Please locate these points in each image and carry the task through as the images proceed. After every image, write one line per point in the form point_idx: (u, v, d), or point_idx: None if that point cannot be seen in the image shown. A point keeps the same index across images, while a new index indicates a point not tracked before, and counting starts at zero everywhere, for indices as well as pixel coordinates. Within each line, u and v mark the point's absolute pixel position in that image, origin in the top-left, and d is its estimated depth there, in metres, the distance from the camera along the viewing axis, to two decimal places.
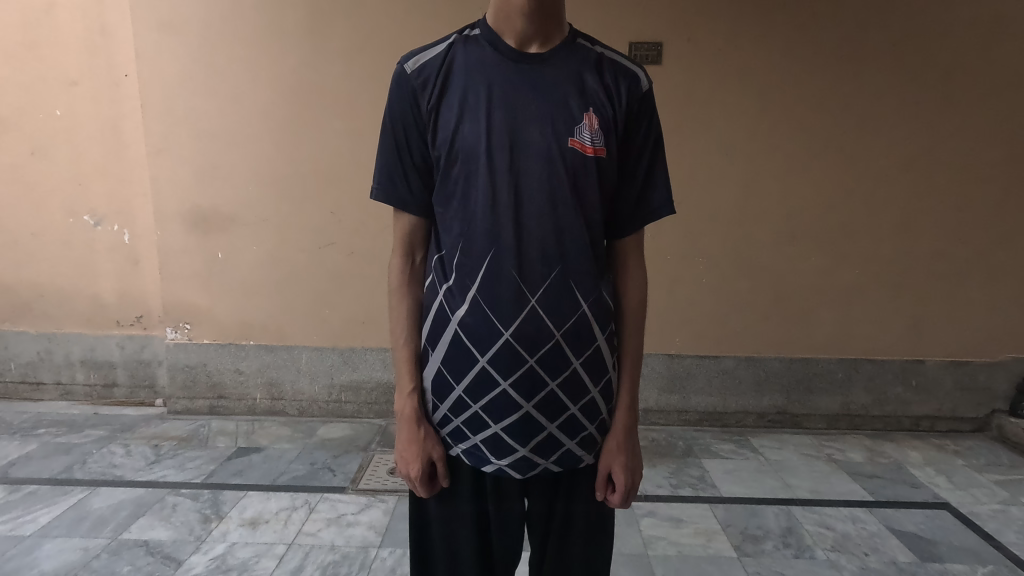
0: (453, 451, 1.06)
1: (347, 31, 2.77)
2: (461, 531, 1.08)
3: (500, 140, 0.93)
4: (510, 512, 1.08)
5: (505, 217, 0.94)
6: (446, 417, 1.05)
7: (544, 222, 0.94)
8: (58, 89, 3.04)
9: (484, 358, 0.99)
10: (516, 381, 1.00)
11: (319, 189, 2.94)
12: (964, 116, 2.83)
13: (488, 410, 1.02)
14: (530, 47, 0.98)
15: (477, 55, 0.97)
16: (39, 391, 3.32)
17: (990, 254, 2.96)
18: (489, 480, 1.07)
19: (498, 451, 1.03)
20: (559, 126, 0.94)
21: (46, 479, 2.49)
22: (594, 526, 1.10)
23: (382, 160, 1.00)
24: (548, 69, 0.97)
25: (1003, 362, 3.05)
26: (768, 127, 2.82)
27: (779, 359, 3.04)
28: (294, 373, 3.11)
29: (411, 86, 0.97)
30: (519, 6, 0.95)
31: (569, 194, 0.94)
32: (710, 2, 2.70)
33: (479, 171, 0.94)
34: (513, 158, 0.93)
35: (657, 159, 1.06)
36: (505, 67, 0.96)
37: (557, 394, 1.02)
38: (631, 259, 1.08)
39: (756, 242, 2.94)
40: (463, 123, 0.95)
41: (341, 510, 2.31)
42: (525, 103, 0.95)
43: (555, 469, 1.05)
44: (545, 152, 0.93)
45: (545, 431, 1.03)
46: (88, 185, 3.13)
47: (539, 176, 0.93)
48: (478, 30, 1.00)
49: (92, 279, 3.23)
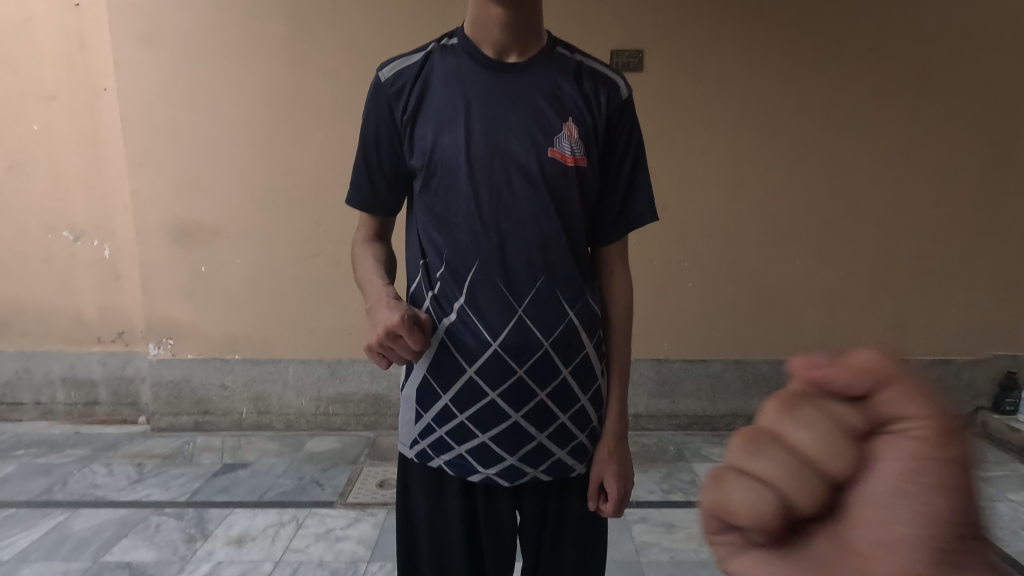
0: (437, 462, 1.04)
1: (329, 42, 2.77)
2: (450, 538, 1.06)
3: (479, 151, 0.93)
4: (502, 523, 1.07)
5: (488, 226, 0.93)
6: (431, 426, 1.03)
7: (527, 231, 0.94)
8: (35, 104, 3.00)
9: (472, 368, 0.98)
10: (505, 390, 0.99)
11: (304, 199, 2.92)
12: (939, 118, 2.88)
13: (475, 419, 1.01)
14: (508, 57, 0.98)
15: (453, 64, 0.97)
16: (18, 411, 3.24)
17: (971, 252, 3.00)
18: (478, 488, 1.05)
19: (485, 460, 1.02)
20: (539, 136, 0.94)
21: (26, 502, 2.43)
22: (587, 537, 1.09)
23: (358, 167, 1.00)
24: (526, 77, 0.96)
25: (985, 359, 3.09)
26: (749, 131, 2.85)
27: (767, 361, 3.06)
28: (280, 386, 3.07)
29: (387, 95, 0.97)
30: (498, 16, 0.95)
31: (550, 204, 0.94)
32: (690, 7, 2.73)
33: (459, 182, 0.94)
34: (493, 169, 0.93)
35: (639, 167, 1.06)
36: (483, 77, 0.96)
37: (546, 403, 1.01)
38: (616, 266, 1.09)
39: (741, 244, 2.97)
40: (442, 134, 0.94)
41: (330, 524, 2.28)
42: (503, 113, 0.95)
43: (545, 478, 1.04)
44: (525, 162, 0.93)
45: (534, 440, 1.02)
46: (68, 200, 3.08)
47: (519, 185, 0.93)
48: (456, 39, 1.00)
49: (72, 294, 3.17)
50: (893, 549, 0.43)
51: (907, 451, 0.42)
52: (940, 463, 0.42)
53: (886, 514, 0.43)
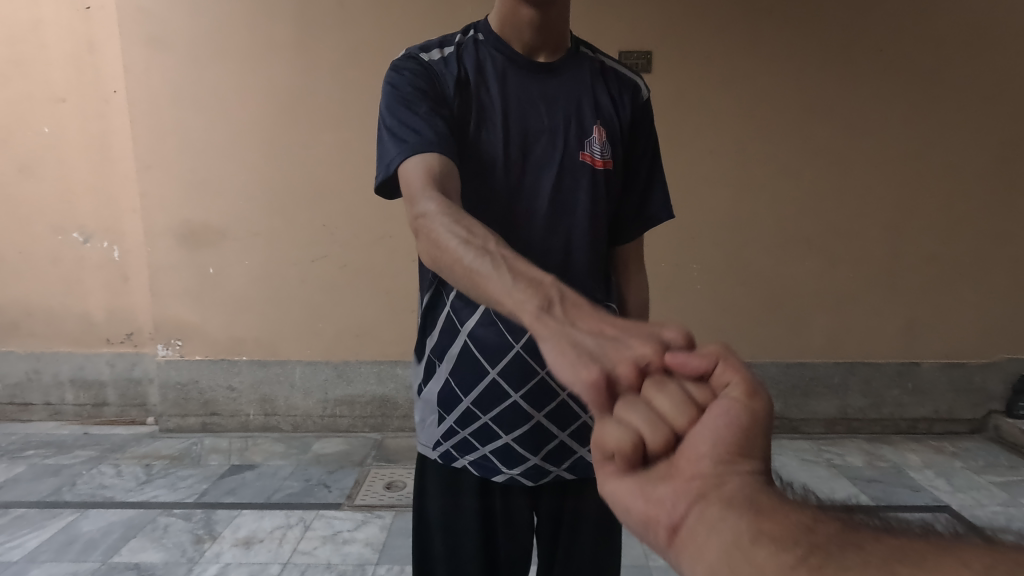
0: (459, 464, 1.06)
1: (336, 43, 2.77)
2: (467, 540, 1.06)
3: (517, 146, 1.02)
4: (520, 522, 1.09)
5: (527, 216, 1.02)
6: (453, 428, 1.06)
7: (559, 225, 1.04)
8: (45, 106, 3.02)
9: (495, 369, 1.02)
10: (527, 391, 1.03)
11: (311, 201, 2.92)
12: (950, 119, 2.86)
13: (499, 420, 1.04)
14: (539, 55, 1.07)
15: (491, 62, 1.05)
16: (28, 412, 3.26)
17: (984, 253, 2.97)
18: (498, 490, 1.07)
19: (509, 460, 1.04)
20: (573, 137, 1.05)
21: (35, 502, 2.44)
22: (604, 534, 1.12)
23: (385, 130, 0.98)
24: (561, 78, 1.07)
25: (998, 362, 3.06)
26: (758, 132, 2.83)
27: (776, 364, 3.03)
28: (287, 388, 3.07)
29: (432, 75, 1.01)
30: (528, 18, 1.04)
31: (580, 200, 1.04)
32: (698, 8, 2.72)
33: (499, 171, 1.01)
34: (530, 164, 1.03)
35: (655, 168, 1.19)
36: (522, 74, 1.05)
37: (567, 403, 1.05)
38: (633, 266, 1.21)
39: (749, 246, 2.95)
40: (483, 125, 1.02)
41: (337, 527, 2.27)
42: (540, 110, 1.04)
43: (567, 477, 1.07)
44: (560, 160, 1.03)
45: (556, 439, 1.05)
46: (76, 202, 3.10)
47: (554, 180, 1.03)
48: (481, 33, 1.07)
49: (81, 297, 3.19)
50: (700, 458, 0.69)
51: (724, 404, 0.73)
52: (743, 411, 0.72)
53: (701, 439, 0.71)
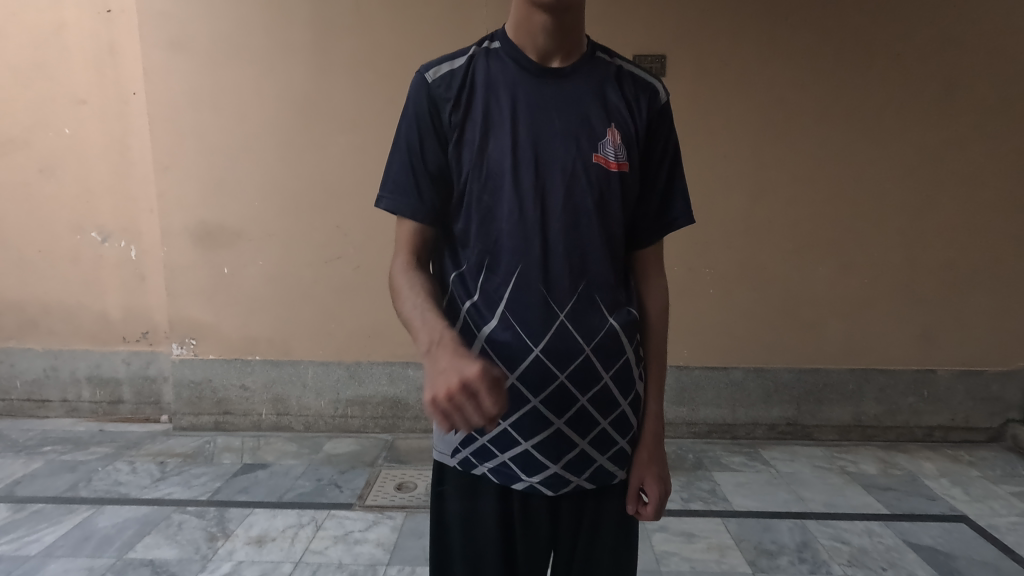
0: (478, 471, 1.07)
1: (353, 46, 2.79)
2: (487, 544, 1.08)
3: (525, 157, 1.02)
4: (539, 528, 1.10)
5: (539, 226, 1.01)
6: (471, 435, 1.07)
7: (570, 235, 1.02)
8: (66, 107, 3.08)
9: (513, 375, 1.02)
10: (547, 397, 1.04)
11: (325, 203, 2.94)
12: (970, 124, 2.83)
13: (517, 427, 1.05)
14: (551, 61, 1.07)
15: (501, 72, 1.05)
16: (45, 408, 3.31)
17: (1002, 259, 2.94)
18: (517, 498, 1.08)
19: (528, 468, 1.05)
20: (584, 142, 1.04)
21: (52, 498, 2.47)
22: (622, 540, 1.13)
23: (394, 168, 1.04)
24: (570, 83, 1.07)
25: (1015, 370, 3.02)
26: (773, 136, 2.82)
27: (789, 370, 3.01)
28: (299, 388, 3.09)
29: (437, 95, 1.03)
30: (540, 23, 1.04)
31: (591, 206, 1.03)
32: (713, 11, 2.71)
33: (504, 187, 1.02)
34: (538, 174, 1.02)
35: (676, 172, 1.18)
36: (530, 82, 1.05)
37: (588, 409, 1.06)
38: (652, 270, 1.19)
39: (763, 250, 2.93)
40: (489, 139, 1.02)
41: (349, 527, 2.29)
42: (549, 118, 1.04)
43: (588, 486, 1.08)
44: (571, 167, 1.02)
45: (576, 447, 1.06)
46: (95, 202, 3.15)
47: (563, 189, 1.02)
48: (496, 42, 1.09)
49: (98, 296, 3.23)
50: None
51: None
52: None
53: None
